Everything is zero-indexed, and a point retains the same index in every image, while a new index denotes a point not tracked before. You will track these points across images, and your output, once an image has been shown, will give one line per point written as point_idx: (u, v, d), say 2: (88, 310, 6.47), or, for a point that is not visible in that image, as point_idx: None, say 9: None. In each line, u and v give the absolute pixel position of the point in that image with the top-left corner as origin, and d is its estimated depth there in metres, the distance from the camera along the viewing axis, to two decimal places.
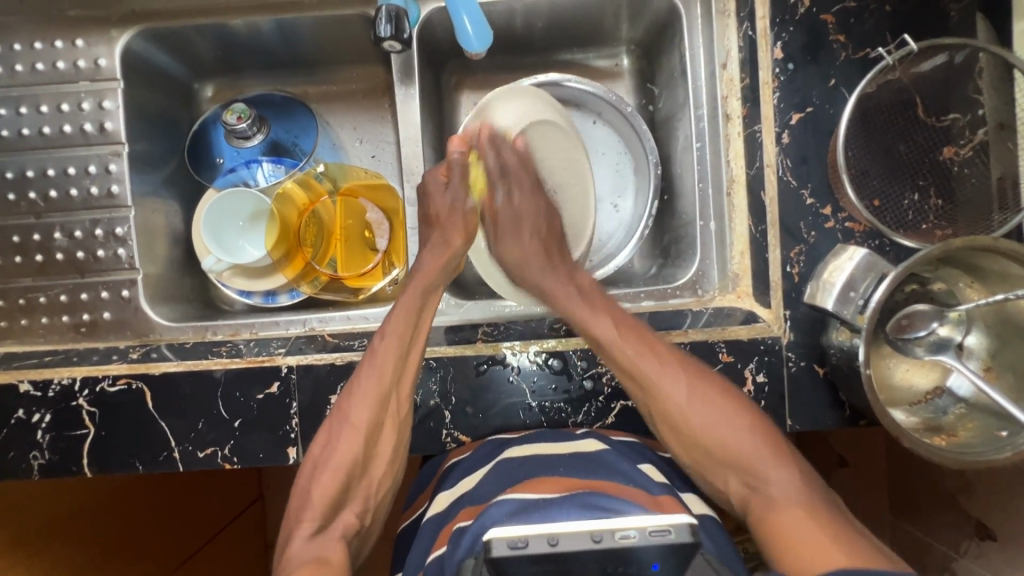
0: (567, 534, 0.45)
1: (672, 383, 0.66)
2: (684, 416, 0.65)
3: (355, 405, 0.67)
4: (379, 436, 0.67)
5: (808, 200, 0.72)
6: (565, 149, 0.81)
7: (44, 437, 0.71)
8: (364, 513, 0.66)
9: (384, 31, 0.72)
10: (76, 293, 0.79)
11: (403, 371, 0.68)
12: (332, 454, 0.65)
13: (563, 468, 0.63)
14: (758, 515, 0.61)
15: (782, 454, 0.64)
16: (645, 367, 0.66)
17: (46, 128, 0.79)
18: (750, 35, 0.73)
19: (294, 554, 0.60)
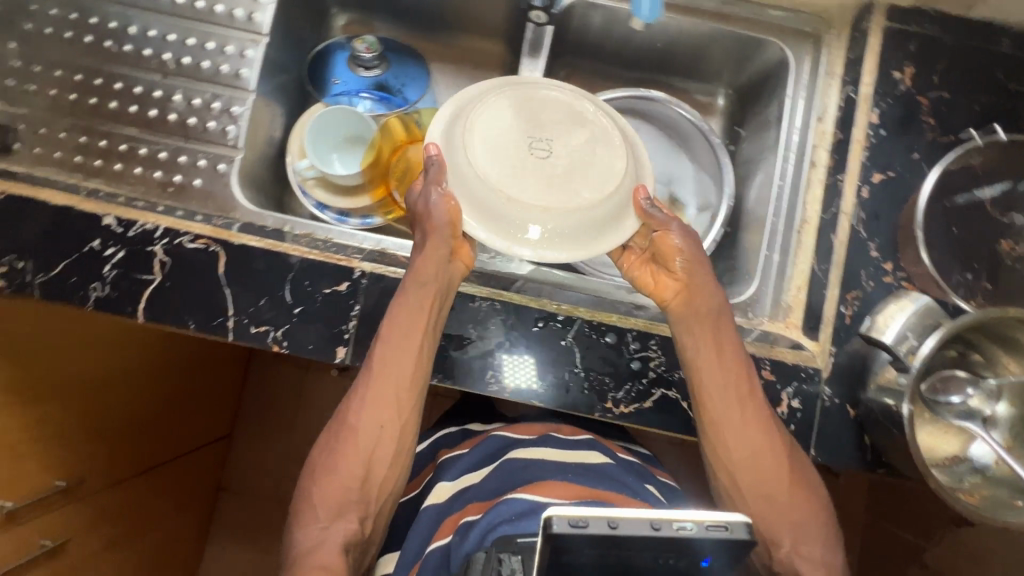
0: (627, 519, 0.49)
1: (765, 423, 0.71)
2: (733, 438, 0.71)
3: (360, 425, 0.71)
4: (377, 441, 0.72)
5: (873, 253, 0.77)
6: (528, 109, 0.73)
7: (110, 271, 0.72)
8: (365, 519, 0.71)
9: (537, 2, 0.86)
10: (175, 155, 0.82)
11: (393, 379, 0.71)
12: (334, 456, 0.72)
13: (572, 475, 0.73)
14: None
15: (824, 521, 0.72)
16: (709, 382, 0.70)
17: (200, 2, 0.83)
18: (852, 97, 0.81)
19: (305, 553, 0.68)
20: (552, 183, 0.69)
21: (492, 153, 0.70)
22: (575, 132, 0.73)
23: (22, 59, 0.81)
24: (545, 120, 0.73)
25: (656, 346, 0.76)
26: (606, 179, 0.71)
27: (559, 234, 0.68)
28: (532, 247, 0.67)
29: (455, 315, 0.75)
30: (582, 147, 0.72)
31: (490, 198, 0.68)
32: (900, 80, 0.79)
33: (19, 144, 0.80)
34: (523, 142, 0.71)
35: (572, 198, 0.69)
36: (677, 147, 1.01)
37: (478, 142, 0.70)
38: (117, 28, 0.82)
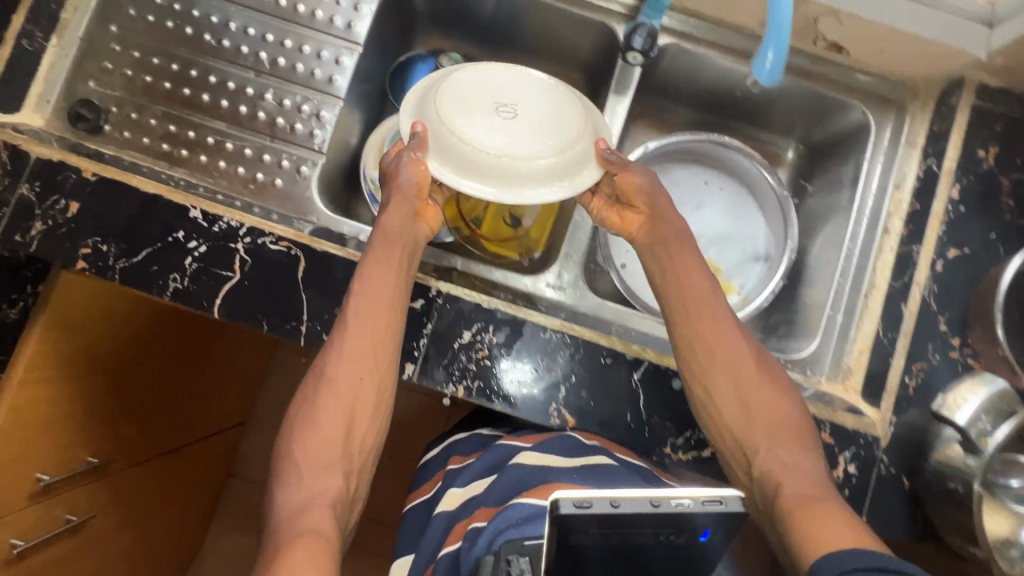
0: (628, 499, 0.53)
1: (725, 345, 0.73)
2: (725, 394, 0.71)
3: (337, 366, 0.69)
4: (358, 391, 0.69)
5: (942, 326, 0.78)
6: (492, 70, 0.76)
7: (191, 264, 0.72)
8: (349, 475, 0.66)
9: (636, 43, 0.79)
10: (260, 153, 0.82)
11: (373, 322, 0.70)
12: (315, 410, 0.68)
13: (578, 476, 0.66)
14: (789, 488, 0.62)
15: (807, 436, 0.68)
16: (691, 325, 0.74)
17: (301, 6, 0.84)
18: (933, 170, 0.81)
19: (287, 512, 0.60)
20: (522, 136, 0.72)
21: (461, 114, 0.72)
22: (541, 90, 0.76)
23: (121, 43, 0.82)
24: (511, 82, 0.76)
25: None
26: (570, 129, 0.74)
27: (531, 179, 0.71)
28: (503, 191, 0.70)
29: (525, 343, 0.74)
30: (547, 101, 0.75)
31: (463, 154, 0.71)
32: (983, 158, 0.80)
33: (108, 126, 0.81)
34: (493, 102, 0.74)
35: (538, 144, 0.72)
36: (748, 200, 1.02)
37: (450, 106, 0.73)
38: (217, 22, 0.83)
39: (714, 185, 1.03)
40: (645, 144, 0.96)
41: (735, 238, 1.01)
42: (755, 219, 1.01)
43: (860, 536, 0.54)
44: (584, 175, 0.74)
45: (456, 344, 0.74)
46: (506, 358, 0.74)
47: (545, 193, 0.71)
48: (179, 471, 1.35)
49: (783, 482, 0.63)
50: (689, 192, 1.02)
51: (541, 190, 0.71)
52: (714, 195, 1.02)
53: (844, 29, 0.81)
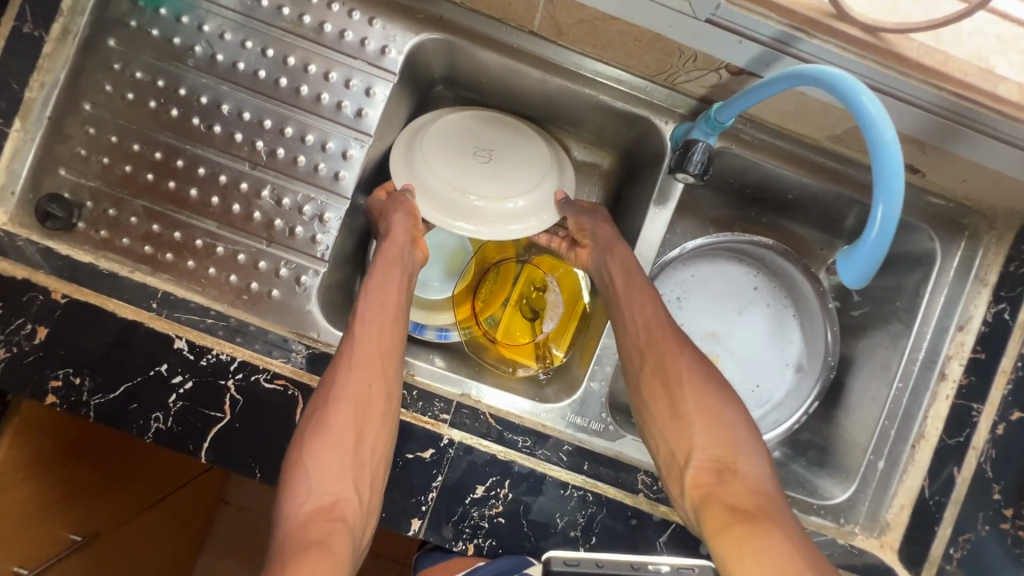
0: None
1: (666, 354, 0.68)
2: (673, 412, 0.65)
3: (342, 373, 0.63)
4: (366, 406, 0.62)
5: (994, 494, 0.70)
6: (477, 120, 0.84)
7: (175, 403, 0.65)
8: (360, 489, 0.59)
9: (692, 167, 0.70)
10: (255, 259, 0.73)
11: (376, 339, 0.66)
12: (316, 425, 0.61)
13: None
14: (722, 503, 0.57)
15: (757, 439, 0.63)
16: (636, 348, 0.70)
17: (304, 87, 0.73)
18: (1005, 319, 0.74)
19: (290, 533, 0.54)
20: (492, 182, 0.81)
21: (443, 160, 0.81)
22: (513, 136, 0.84)
23: (98, 125, 0.72)
24: (488, 128, 0.84)
25: None
26: (538, 172, 0.83)
27: (502, 218, 0.80)
28: (469, 226, 0.79)
29: (543, 500, 0.68)
30: (518, 147, 0.84)
31: (445, 197, 0.79)
32: None
33: (82, 223, 0.71)
34: (471, 149, 0.82)
35: (509, 188, 0.81)
36: (787, 308, 0.94)
37: (434, 150, 0.80)
38: (207, 104, 0.73)
39: (752, 307, 0.94)
40: (682, 246, 0.87)
41: (766, 369, 0.92)
42: (795, 349, 0.92)
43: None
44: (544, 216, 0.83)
45: (467, 500, 0.67)
46: (521, 515, 0.68)
47: (507, 232, 0.80)
48: (173, 515, 1.27)
49: (716, 494, 0.59)
50: (723, 309, 0.93)
51: (504, 228, 0.80)
52: (750, 316, 0.94)
53: (925, 155, 0.71)
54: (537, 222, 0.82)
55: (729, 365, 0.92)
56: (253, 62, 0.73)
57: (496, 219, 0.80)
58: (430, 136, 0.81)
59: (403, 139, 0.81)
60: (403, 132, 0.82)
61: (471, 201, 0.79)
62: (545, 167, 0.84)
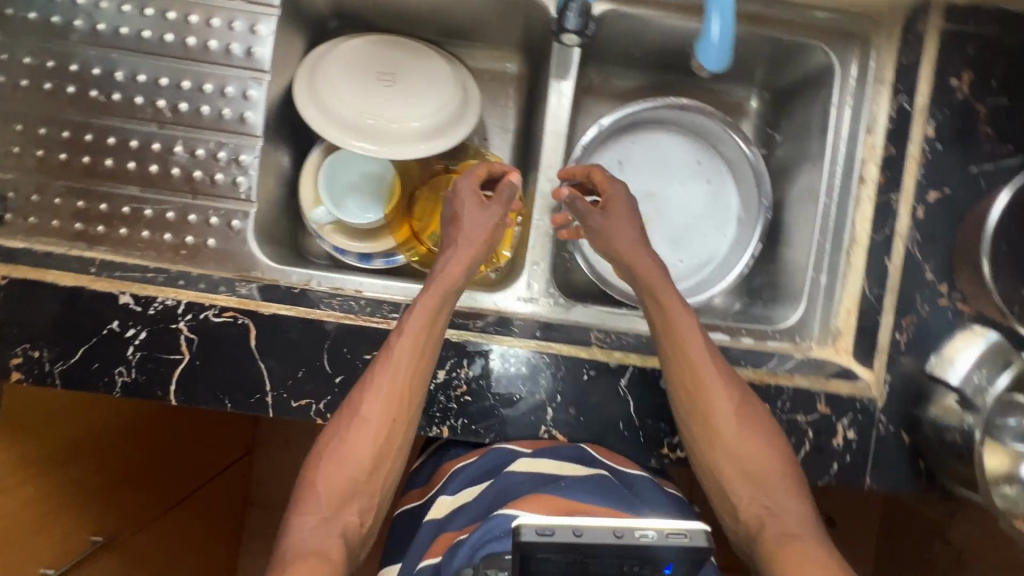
0: (591, 528, 0.49)
1: (717, 386, 0.68)
2: (725, 431, 0.67)
3: (369, 400, 0.65)
4: (389, 433, 0.66)
5: (927, 275, 0.75)
6: (380, 48, 0.86)
7: (134, 355, 0.67)
8: (366, 510, 0.65)
9: (571, 23, 0.70)
10: (184, 214, 0.75)
11: (415, 374, 0.67)
12: (342, 442, 0.65)
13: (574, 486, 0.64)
14: (766, 538, 0.62)
15: (798, 478, 0.67)
16: (693, 377, 0.68)
17: (190, 38, 0.75)
18: (905, 109, 0.76)
19: (295, 544, 0.60)
20: (398, 103, 0.83)
21: (355, 94, 0.82)
22: (404, 53, 0.87)
23: (1, 118, 0.73)
24: (391, 53, 0.86)
25: None
26: (443, 91, 0.85)
27: (412, 135, 0.81)
28: (378, 146, 0.80)
29: (502, 372, 0.71)
30: (415, 60, 0.86)
31: (379, 126, 0.81)
32: (958, 87, 0.74)
33: (9, 214, 0.73)
34: (375, 75, 0.84)
35: (415, 107, 0.83)
36: (718, 163, 0.96)
37: (338, 77, 0.82)
38: (102, 75, 0.74)
39: (685, 178, 0.96)
40: (600, 122, 0.89)
41: (698, 239, 0.95)
42: (731, 200, 0.96)
43: None
44: (454, 131, 0.84)
45: (432, 386, 0.71)
46: (486, 389, 0.71)
47: (420, 148, 0.81)
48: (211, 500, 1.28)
49: (764, 528, 0.63)
50: (656, 180, 0.96)
51: (416, 146, 0.81)
52: (683, 181, 0.96)
53: None
54: (447, 138, 0.83)
55: (666, 229, 0.95)
56: (136, 24, 0.74)
57: (407, 136, 0.81)
58: (332, 64, 0.83)
59: (305, 71, 0.83)
60: (305, 63, 0.83)
61: (381, 121, 0.81)
62: (450, 84, 0.86)
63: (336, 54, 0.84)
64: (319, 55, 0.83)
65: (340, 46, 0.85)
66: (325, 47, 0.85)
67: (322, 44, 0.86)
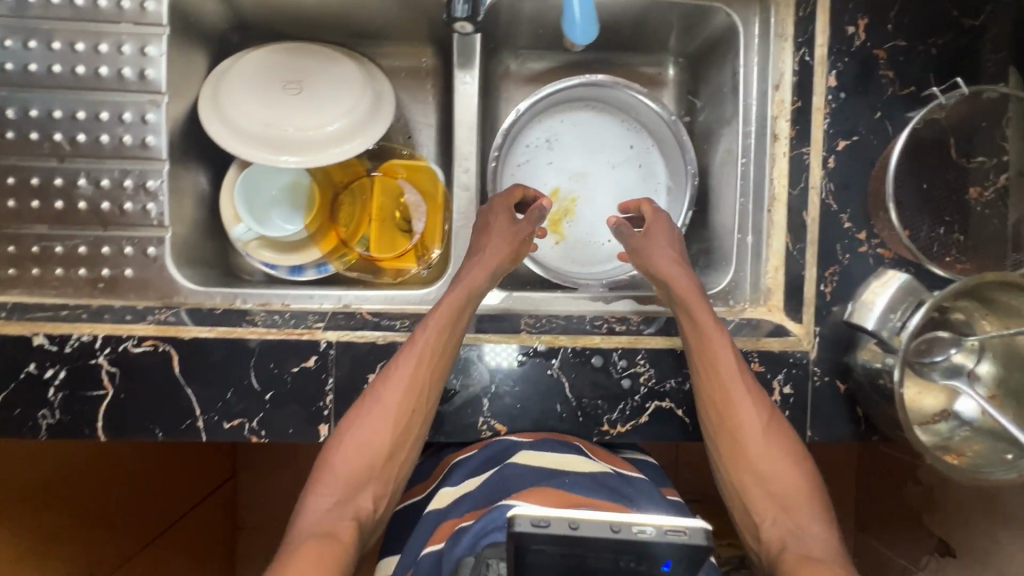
0: (588, 520, 0.45)
1: (746, 403, 0.68)
2: (754, 439, 0.67)
3: (389, 388, 0.66)
4: (406, 422, 0.67)
5: (845, 224, 0.76)
6: (284, 57, 0.85)
7: (56, 395, 0.67)
8: (380, 496, 0.66)
9: (460, 11, 0.70)
10: (97, 246, 0.74)
11: (436, 370, 0.68)
12: (363, 424, 0.66)
13: (573, 482, 0.63)
14: (780, 554, 0.61)
15: (819, 499, 0.66)
16: (731, 387, 0.68)
17: (79, 67, 0.73)
18: (807, 61, 0.76)
19: (306, 524, 0.61)
20: (308, 110, 0.82)
21: (265, 107, 0.80)
22: (307, 57, 0.86)
23: None
24: (295, 60, 0.85)
25: (644, 359, 0.73)
26: (352, 92, 0.84)
27: (326, 141, 0.81)
28: (294, 156, 0.79)
29: None
30: (319, 62, 0.85)
31: (298, 135, 0.80)
32: (854, 34, 0.75)
33: None
34: (281, 85, 0.83)
35: (326, 112, 0.82)
36: (644, 135, 0.96)
37: (243, 92, 0.81)
38: None
39: (616, 159, 0.96)
40: (516, 107, 0.89)
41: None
42: (659, 171, 0.96)
43: None
44: (369, 131, 0.83)
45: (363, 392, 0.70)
46: None
47: (338, 153, 0.80)
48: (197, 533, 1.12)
49: (784, 550, 0.61)
50: (584, 161, 0.96)
51: (333, 151, 0.80)
52: (611, 157, 0.96)
53: None
54: (363, 139, 0.82)
55: (600, 206, 0.95)
56: (19, 59, 0.72)
57: (321, 142, 0.80)
58: (235, 80, 0.81)
59: (209, 90, 0.81)
60: (208, 82, 0.82)
61: (292, 131, 0.80)
62: (359, 84, 0.85)
63: (238, 70, 0.82)
64: (220, 72, 0.82)
65: (242, 60, 0.83)
66: (227, 63, 0.83)
67: (224, 60, 0.84)
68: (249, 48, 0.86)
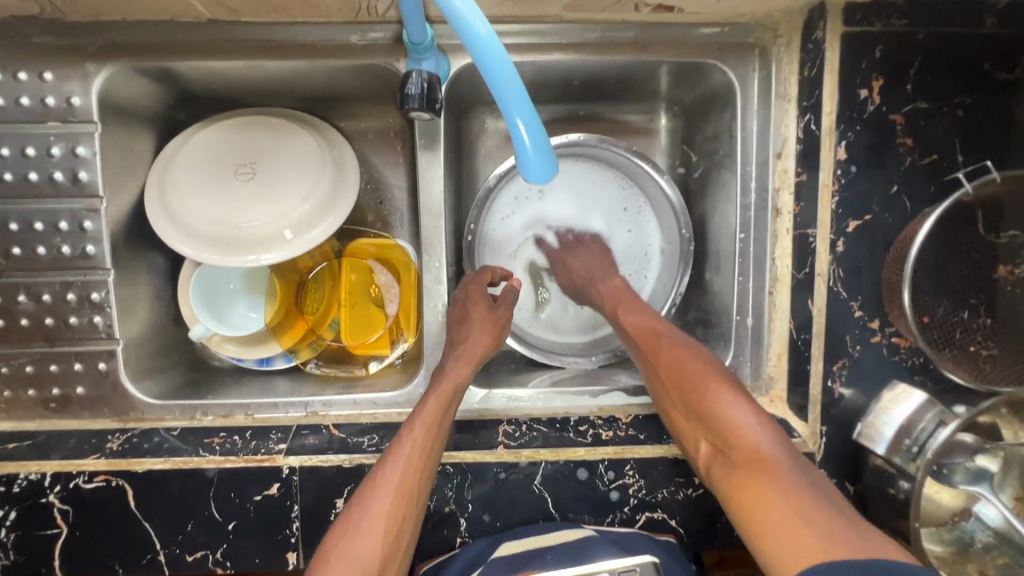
0: None
1: (657, 345, 0.67)
2: (669, 374, 0.65)
3: (377, 489, 0.60)
4: (398, 532, 0.59)
5: (857, 313, 0.68)
6: (234, 134, 0.77)
7: (8, 536, 0.63)
8: None
9: (413, 101, 0.61)
10: (44, 364, 0.70)
11: (426, 465, 0.63)
12: (353, 538, 0.58)
13: (552, 558, 0.64)
14: (724, 478, 0.57)
15: (738, 389, 0.60)
16: (645, 341, 0.69)
17: (7, 174, 0.67)
18: (812, 129, 0.68)
19: None
20: (265, 196, 0.75)
21: (217, 199, 0.74)
22: (258, 133, 0.78)
23: None
24: (246, 138, 0.77)
25: (633, 471, 0.68)
26: (311, 170, 0.77)
27: (287, 231, 0.74)
28: (252, 252, 0.72)
29: None
30: (273, 138, 0.78)
31: (256, 226, 0.73)
32: (867, 98, 0.66)
33: None
34: (233, 170, 0.76)
35: (284, 197, 0.75)
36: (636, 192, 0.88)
37: (192, 182, 0.74)
38: None
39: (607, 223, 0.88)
40: (488, 179, 0.81)
41: None
42: (653, 232, 0.88)
43: (811, 541, 0.47)
44: (333, 213, 0.76)
45: (331, 517, 0.65)
46: None
47: (302, 241, 0.73)
48: None
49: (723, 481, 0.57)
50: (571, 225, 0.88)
51: (296, 240, 0.74)
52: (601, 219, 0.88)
53: None
54: (327, 223, 0.75)
55: None
56: None
57: (280, 235, 0.73)
58: (183, 169, 0.74)
59: (155, 183, 0.74)
60: (153, 172, 0.75)
61: (249, 224, 0.73)
62: (317, 159, 0.77)
63: (185, 156, 0.75)
64: (165, 162, 0.75)
65: (189, 144, 0.76)
66: (173, 149, 0.76)
67: (169, 144, 0.77)
68: (195, 126, 0.78)
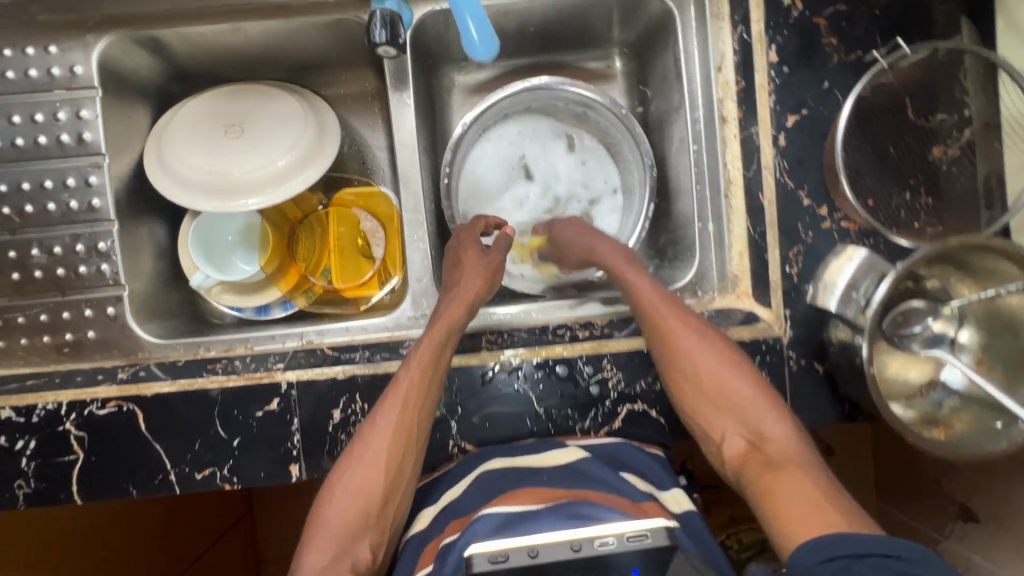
0: (546, 545, 0.48)
1: (682, 338, 0.68)
2: (694, 367, 0.67)
3: (377, 431, 0.65)
4: (400, 462, 0.65)
5: (805, 201, 0.73)
6: (224, 101, 0.84)
7: (30, 465, 0.68)
8: (380, 537, 0.63)
9: (379, 36, 0.68)
10: (57, 312, 0.75)
11: (422, 402, 0.66)
12: (358, 469, 0.64)
13: (547, 477, 0.64)
14: (753, 469, 0.63)
15: (750, 373, 0.68)
16: (675, 326, 0.69)
17: (18, 139, 0.74)
18: (744, 39, 0.74)
19: None
20: (254, 149, 0.81)
21: (210, 154, 0.80)
22: (245, 98, 0.85)
23: None
24: (235, 103, 0.84)
25: (610, 364, 0.72)
26: (295, 125, 0.83)
27: (276, 176, 0.80)
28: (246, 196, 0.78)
29: None
30: (259, 101, 0.85)
31: (247, 174, 0.79)
32: (790, 6, 0.72)
33: None
34: (224, 130, 0.82)
35: (272, 148, 0.81)
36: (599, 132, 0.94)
37: (187, 143, 0.81)
38: None
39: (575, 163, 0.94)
40: (463, 121, 0.87)
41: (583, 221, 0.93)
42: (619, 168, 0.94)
43: (829, 516, 0.54)
44: (318, 160, 0.82)
45: (330, 427, 0.69)
46: None
47: (291, 184, 0.79)
48: None
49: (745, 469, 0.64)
50: (541, 167, 0.94)
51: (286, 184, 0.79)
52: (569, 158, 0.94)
53: None
54: (313, 169, 0.81)
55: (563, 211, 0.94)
56: None
57: (270, 180, 0.79)
58: (178, 132, 0.81)
59: (153, 146, 0.81)
60: (150, 138, 0.82)
61: (241, 173, 0.79)
62: (301, 115, 0.84)
63: (179, 122, 0.82)
64: (161, 127, 0.82)
65: (183, 112, 0.83)
66: (168, 117, 0.83)
67: (164, 114, 0.84)
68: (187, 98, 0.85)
